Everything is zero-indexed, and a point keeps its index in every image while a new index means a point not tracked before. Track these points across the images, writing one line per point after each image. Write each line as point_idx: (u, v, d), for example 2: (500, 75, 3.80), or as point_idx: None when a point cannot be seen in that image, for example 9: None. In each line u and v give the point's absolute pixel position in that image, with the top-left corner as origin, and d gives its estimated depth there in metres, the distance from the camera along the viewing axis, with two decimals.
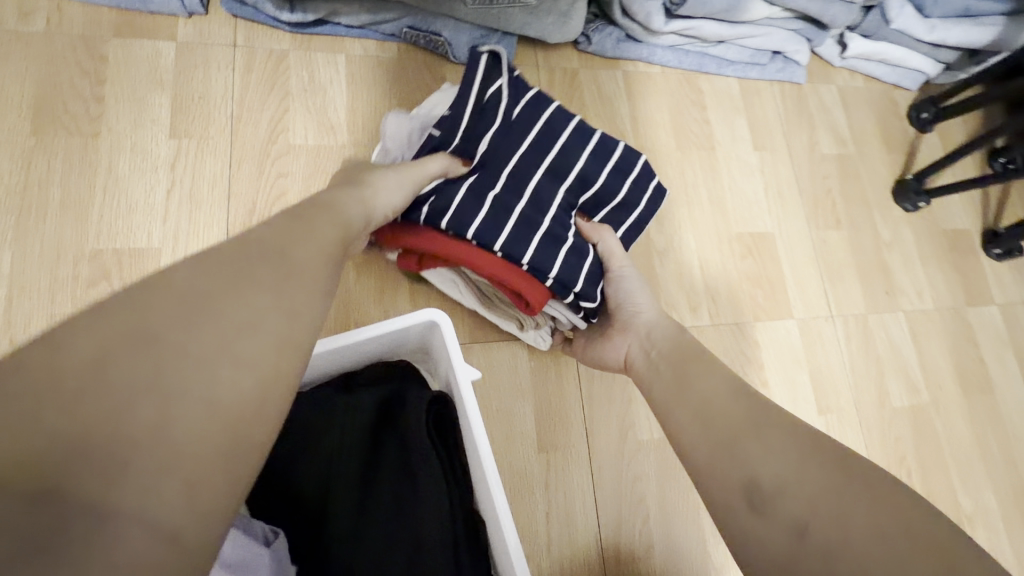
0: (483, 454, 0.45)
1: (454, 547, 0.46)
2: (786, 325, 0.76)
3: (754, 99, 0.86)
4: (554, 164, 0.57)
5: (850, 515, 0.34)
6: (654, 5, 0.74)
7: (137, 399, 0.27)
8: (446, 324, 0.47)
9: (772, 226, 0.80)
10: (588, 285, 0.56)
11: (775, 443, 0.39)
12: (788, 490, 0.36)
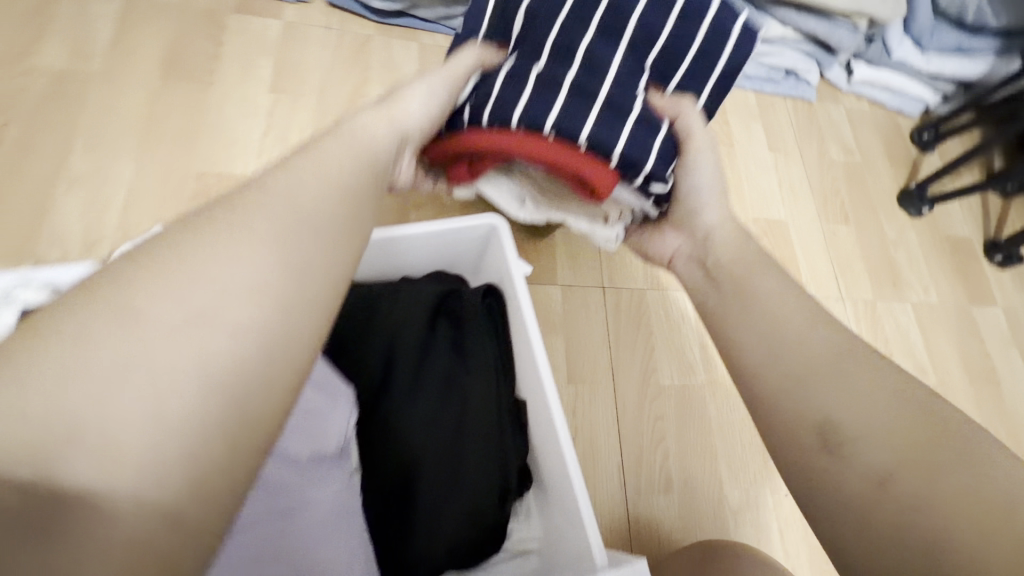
0: (531, 333, 0.51)
1: (499, 414, 0.52)
2: None
3: (768, 110, 0.96)
4: (603, 18, 0.45)
5: (946, 489, 0.30)
6: None
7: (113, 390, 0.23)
8: (504, 230, 0.54)
9: (785, 214, 0.88)
10: (660, 164, 0.47)
11: (870, 395, 0.34)
12: (872, 441, 0.32)
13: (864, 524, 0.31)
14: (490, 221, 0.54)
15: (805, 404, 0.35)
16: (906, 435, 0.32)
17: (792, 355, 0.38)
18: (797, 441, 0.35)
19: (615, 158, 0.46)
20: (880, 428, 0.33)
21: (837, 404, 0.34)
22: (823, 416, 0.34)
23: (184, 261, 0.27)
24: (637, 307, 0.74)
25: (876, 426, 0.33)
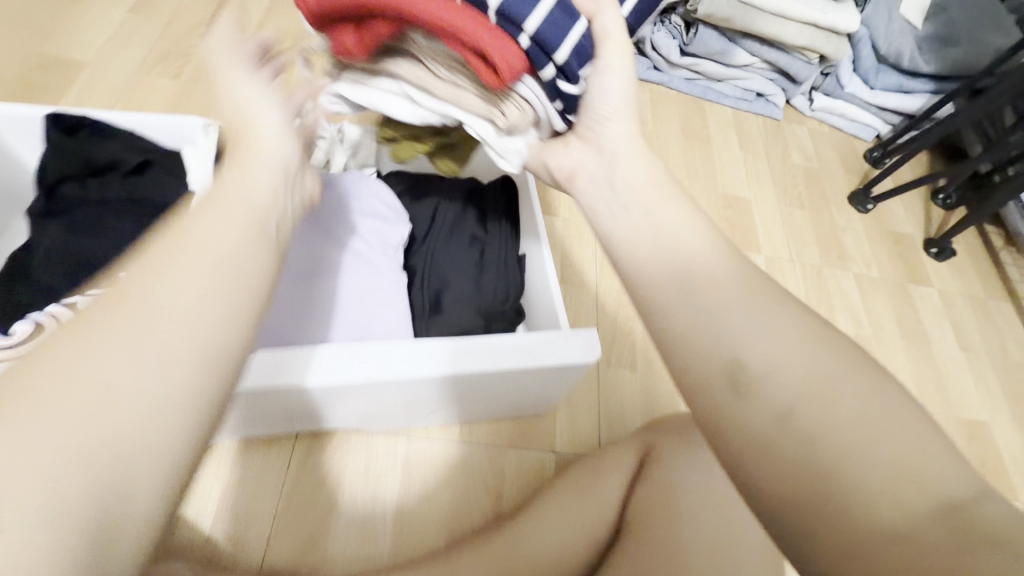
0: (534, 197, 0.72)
1: (509, 252, 0.71)
2: (755, 256, 1.01)
3: (742, 121, 1.21)
4: None
5: (860, 423, 0.29)
6: (673, 44, 1.13)
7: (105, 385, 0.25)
8: None
9: (749, 195, 1.09)
10: (573, 58, 0.42)
11: (770, 321, 0.33)
12: (778, 372, 0.31)
13: (780, 465, 0.29)
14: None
15: (734, 360, 0.32)
16: (815, 382, 0.30)
17: (702, 288, 0.35)
18: (736, 412, 0.31)
19: (524, 35, 0.40)
20: (806, 438, 0.29)
21: (752, 338, 0.32)
22: (735, 356, 0.32)
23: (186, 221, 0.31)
24: None
25: (815, 405, 0.30)
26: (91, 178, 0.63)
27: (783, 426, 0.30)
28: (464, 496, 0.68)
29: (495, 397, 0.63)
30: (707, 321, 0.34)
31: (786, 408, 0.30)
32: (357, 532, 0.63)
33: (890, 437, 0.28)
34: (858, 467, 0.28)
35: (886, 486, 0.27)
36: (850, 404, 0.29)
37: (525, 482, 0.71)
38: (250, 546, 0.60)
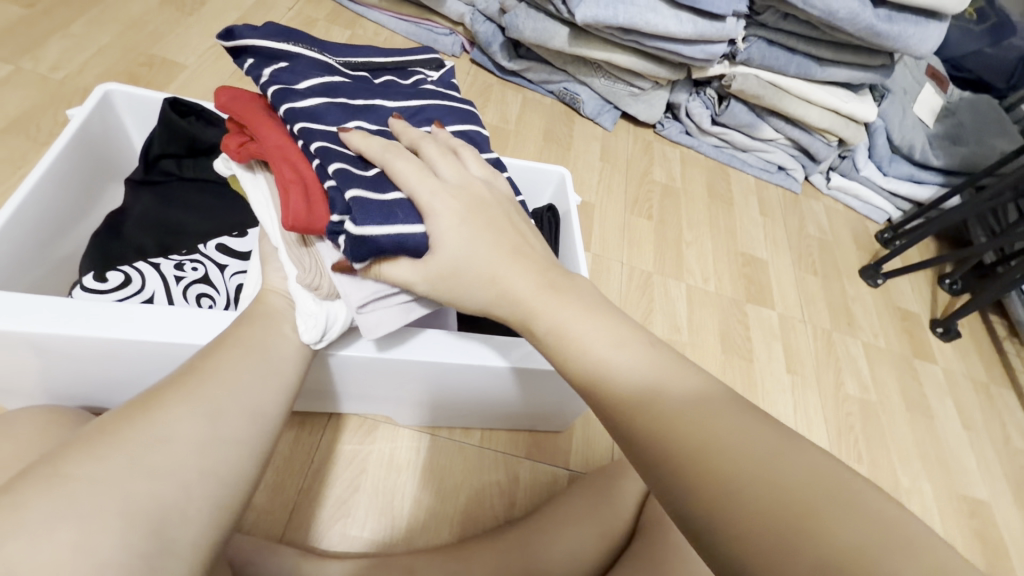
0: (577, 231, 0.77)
1: None
2: (769, 312, 1.06)
3: (763, 190, 1.29)
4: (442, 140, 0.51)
5: (812, 508, 0.30)
6: (705, 113, 1.23)
7: (174, 442, 0.36)
8: (567, 177, 0.85)
9: (766, 256, 1.16)
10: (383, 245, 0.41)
11: (713, 422, 0.35)
12: (728, 466, 0.33)
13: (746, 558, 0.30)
14: (559, 171, 0.84)
15: (670, 440, 0.34)
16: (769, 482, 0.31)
17: (646, 385, 0.37)
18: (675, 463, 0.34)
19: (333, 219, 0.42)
20: (727, 484, 0.32)
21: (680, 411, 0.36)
22: (666, 457, 0.34)
23: (178, 415, 0.38)
24: (644, 282, 1.01)
25: (732, 459, 0.33)
26: (188, 158, 0.70)
27: (708, 490, 0.32)
28: (479, 497, 0.71)
29: (522, 403, 0.67)
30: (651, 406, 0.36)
31: (719, 471, 0.32)
32: (375, 516, 0.66)
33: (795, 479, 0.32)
34: (756, 521, 0.31)
35: (803, 531, 0.29)
36: (750, 454, 0.33)
37: (538, 491, 0.73)
38: (273, 515, 0.63)
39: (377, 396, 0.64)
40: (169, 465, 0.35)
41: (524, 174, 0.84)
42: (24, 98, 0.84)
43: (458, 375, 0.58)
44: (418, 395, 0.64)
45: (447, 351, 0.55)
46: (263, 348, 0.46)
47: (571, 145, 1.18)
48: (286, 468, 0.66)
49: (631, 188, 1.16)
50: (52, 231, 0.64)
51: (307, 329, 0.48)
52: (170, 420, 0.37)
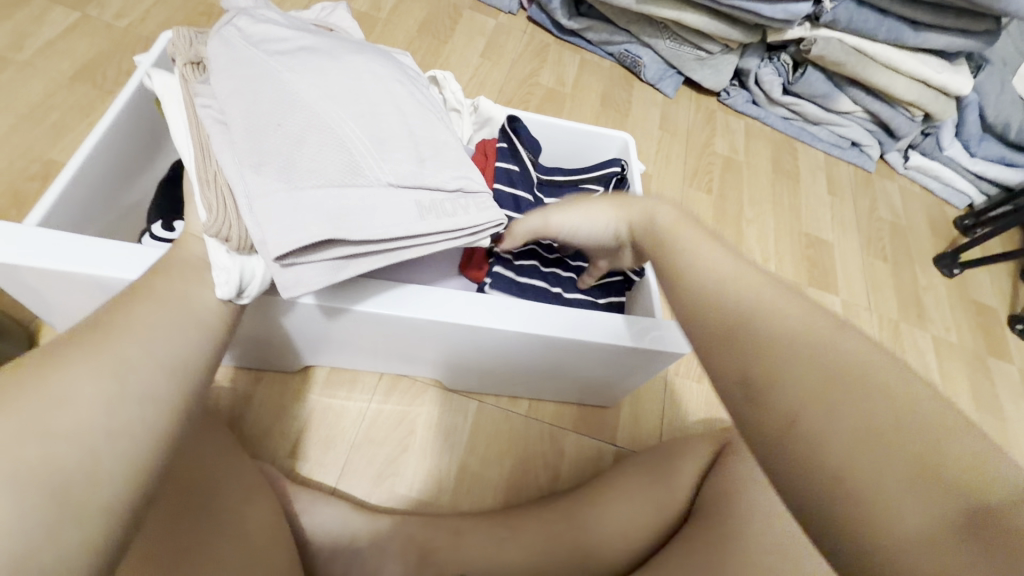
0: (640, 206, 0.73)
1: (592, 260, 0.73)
2: (833, 298, 1.00)
3: (833, 168, 1.21)
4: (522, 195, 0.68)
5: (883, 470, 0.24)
6: (777, 81, 1.15)
7: (90, 396, 0.34)
8: (632, 145, 0.81)
9: (832, 238, 1.09)
10: None
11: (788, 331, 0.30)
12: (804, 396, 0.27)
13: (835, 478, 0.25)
14: (623, 136, 0.81)
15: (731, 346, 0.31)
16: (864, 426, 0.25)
17: (727, 284, 0.34)
18: (740, 360, 0.30)
19: None
20: (786, 369, 0.28)
21: (758, 317, 0.31)
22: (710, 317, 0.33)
23: (86, 368, 0.35)
24: None
25: (810, 347, 0.28)
26: None
27: (757, 369, 0.29)
28: (524, 466, 0.70)
29: (572, 372, 0.65)
30: (721, 300, 0.33)
31: (789, 368, 0.28)
32: (423, 478, 0.67)
33: (878, 386, 0.26)
34: (834, 421, 0.25)
35: (880, 438, 0.24)
36: (834, 350, 0.28)
37: (583, 465, 0.72)
38: (326, 469, 0.64)
39: (435, 360, 0.65)
40: (90, 420, 0.33)
41: (587, 139, 0.80)
42: (91, 46, 0.85)
43: (500, 341, 0.57)
44: (460, 355, 0.63)
45: (491, 314, 0.54)
46: (185, 305, 0.44)
47: (630, 111, 1.13)
48: (339, 425, 0.67)
49: (690, 160, 1.10)
50: (118, 178, 0.65)
51: (220, 284, 0.47)
52: (82, 371, 0.35)
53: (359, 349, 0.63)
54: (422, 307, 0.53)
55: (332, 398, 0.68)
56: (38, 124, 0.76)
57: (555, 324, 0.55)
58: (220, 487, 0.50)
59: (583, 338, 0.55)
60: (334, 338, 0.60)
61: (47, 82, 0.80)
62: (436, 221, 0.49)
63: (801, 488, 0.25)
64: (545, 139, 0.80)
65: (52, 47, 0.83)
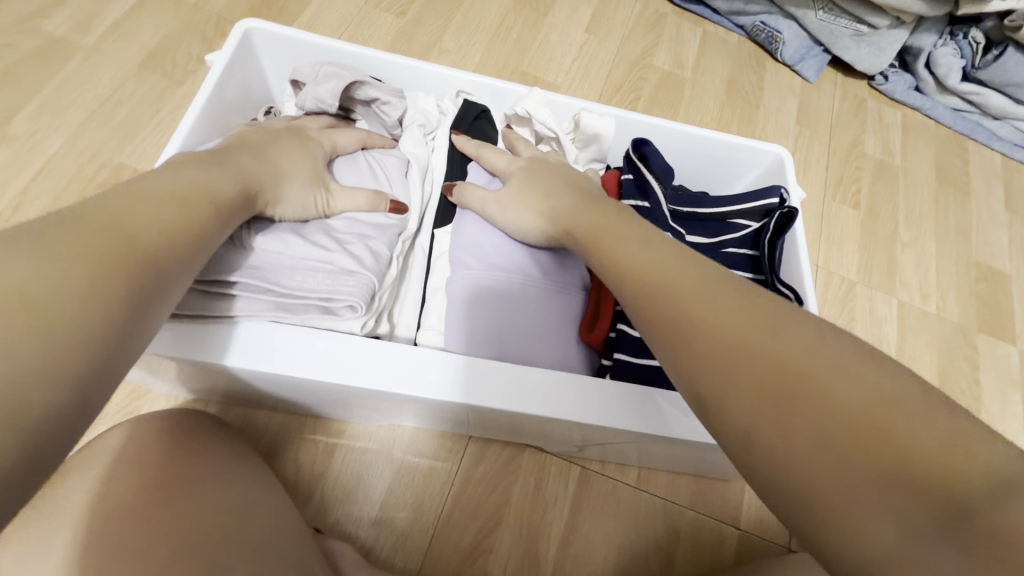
0: (800, 245, 0.58)
1: None
2: (1007, 349, 0.81)
3: (1014, 176, 0.96)
4: None
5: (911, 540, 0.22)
6: (958, 64, 0.92)
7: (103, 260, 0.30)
8: (787, 161, 0.64)
9: (1010, 269, 0.88)
10: None
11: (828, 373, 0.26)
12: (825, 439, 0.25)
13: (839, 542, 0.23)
14: (778, 150, 0.65)
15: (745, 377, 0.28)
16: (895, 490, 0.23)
17: (707, 311, 0.31)
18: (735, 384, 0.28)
19: None
20: (747, 373, 0.28)
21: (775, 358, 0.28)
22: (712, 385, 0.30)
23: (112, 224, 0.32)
24: (844, 293, 0.80)
25: (760, 342, 0.29)
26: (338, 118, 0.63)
27: (779, 418, 0.26)
28: (635, 547, 0.61)
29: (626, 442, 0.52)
30: (688, 314, 0.32)
31: (750, 377, 0.28)
32: (518, 557, 0.58)
33: (849, 374, 0.26)
34: (851, 481, 0.24)
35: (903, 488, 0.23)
36: (798, 347, 0.28)
37: (699, 552, 0.61)
38: (412, 543, 0.57)
39: (475, 421, 0.54)
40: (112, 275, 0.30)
41: (731, 152, 0.65)
42: (160, 27, 0.76)
43: (535, 419, 0.47)
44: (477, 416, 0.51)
45: (520, 394, 0.43)
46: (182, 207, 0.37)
47: (760, 100, 0.93)
48: (428, 489, 0.59)
49: (833, 164, 0.90)
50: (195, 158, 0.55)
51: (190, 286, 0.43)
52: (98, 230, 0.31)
53: (461, 420, 0.54)
54: (409, 366, 0.43)
55: (418, 457, 0.60)
56: (109, 121, 0.69)
57: (612, 412, 0.44)
58: (187, 488, 0.43)
59: (645, 428, 0.44)
60: (433, 411, 0.52)
61: (115, 71, 0.72)
62: (340, 284, 0.46)
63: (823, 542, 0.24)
64: (676, 153, 0.67)
65: (120, 28, 0.75)
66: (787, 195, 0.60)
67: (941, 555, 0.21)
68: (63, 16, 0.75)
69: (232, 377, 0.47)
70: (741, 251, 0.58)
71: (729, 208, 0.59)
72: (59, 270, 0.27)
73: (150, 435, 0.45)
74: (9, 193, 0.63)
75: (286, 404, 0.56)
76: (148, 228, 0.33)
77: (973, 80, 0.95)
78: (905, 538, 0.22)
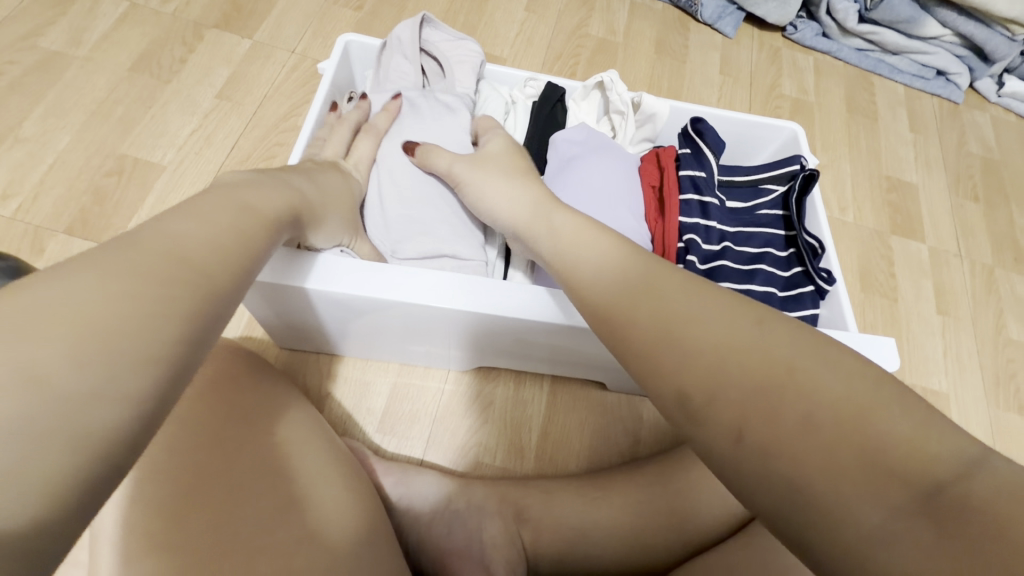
0: (819, 204, 0.69)
1: (773, 252, 0.66)
2: (917, 246, 0.93)
3: (915, 102, 1.09)
4: (707, 203, 0.65)
5: (784, 423, 0.28)
6: (853, 8, 1.05)
7: (119, 304, 0.26)
8: (801, 136, 0.75)
9: (916, 180, 1.00)
10: None
11: (698, 305, 0.34)
12: (714, 348, 0.32)
13: (736, 419, 0.29)
14: (793, 126, 0.76)
15: (645, 300, 0.36)
16: (760, 373, 0.30)
17: (609, 268, 0.40)
18: (632, 306, 0.37)
19: None
20: (723, 364, 0.31)
21: (651, 281, 0.37)
22: (617, 297, 0.38)
23: (105, 261, 0.28)
24: None
25: (650, 280, 0.37)
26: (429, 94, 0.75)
27: (645, 322, 0.35)
28: (604, 431, 0.70)
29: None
30: (656, 296, 0.36)
31: (652, 331, 0.34)
32: (505, 447, 0.68)
33: (762, 348, 0.31)
34: (725, 380, 0.30)
35: (763, 384, 0.29)
36: (833, 383, 0.29)
37: (663, 432, 0.71)
38: (412, 442, 0.66)
39: (498, 350, 0.63)
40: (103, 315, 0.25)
41: (754, 129, 0.76)
42: (145, 35, 0.85)
43: (534, 330, 0.55)
44: (496, 342, 0.60)
45: (526, 308, 0.52)
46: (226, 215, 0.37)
47: (686, 57, 1.05)
48: (421, 401, 0.69)
49: (755, 106, 1.02)
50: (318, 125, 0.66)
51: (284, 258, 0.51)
52: (88, 273, 0.26)
53: (460, 347, 0.63)
54: (433, 290, 0.51)
55: (412, 373, 0.70)
56: (107, 119, 0.78)
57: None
58: (248, 456, 0.46)
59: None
60: (453, 338, 0.60)
61: (108, 75, 0.81)
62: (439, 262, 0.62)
63: (721, 427, 0.30)
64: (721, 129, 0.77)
65: (109, 39, 0.84)
66: (806, 162, 0.71)
67: (869, 494, 0.26)
68: (55, 32, 0.83)
69: (314, 314, 0.57)
70: (773, 212, 0.68)
71: (760, 175, 0.70)
72: (83, 303, 0.25)
73: (250, 361, 0.55)
74: (28, 185, 0.72)
75: (360, 346, 0.66)
76: (173, 261, 0.30)
77: (870, 22, 1.08)
78: (821, 481, 0.26)
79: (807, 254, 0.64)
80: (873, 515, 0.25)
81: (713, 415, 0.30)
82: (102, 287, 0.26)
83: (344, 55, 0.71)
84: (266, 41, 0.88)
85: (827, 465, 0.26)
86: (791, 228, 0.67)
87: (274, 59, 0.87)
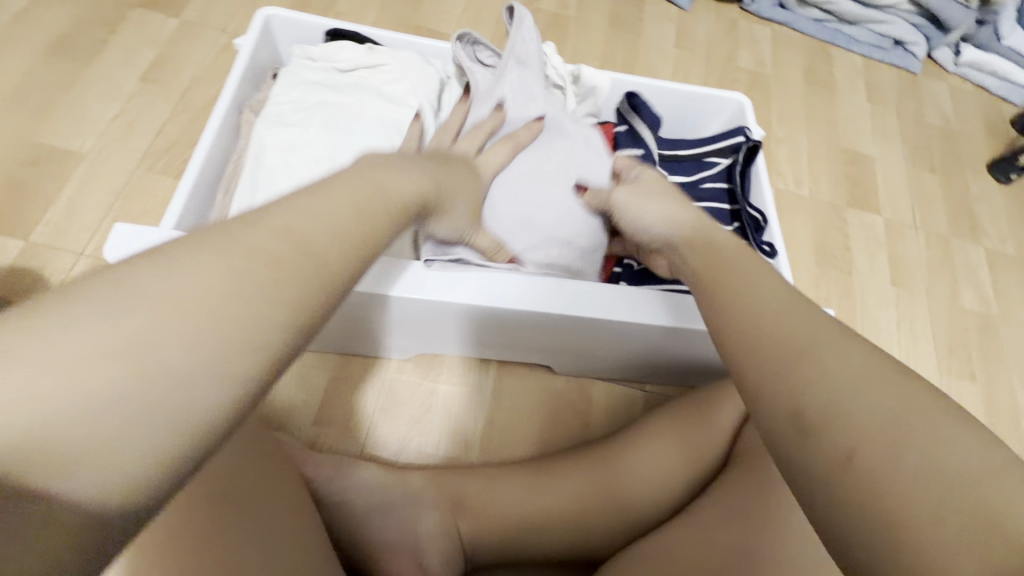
0: (763, 175, 0.67)
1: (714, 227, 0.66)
2: (874, 219, 0.92)
3: (874, 73, 1.08)
4: None
5: (896, 453, 0.26)
6: None
7: (161, 354, 0.23)
8: (747, 107, 0.74)
9: (873, 152, 0.99)
10: None
11: (842, 345, 0.32)
12: (856, 379, 0.30)
13: (835, 435, 0.28)
14: (739, 98, 0.74)
15: (744, 316, 0.37)
16: (869, 400, 0.29)
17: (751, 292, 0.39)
18: (758, 325, 0.36)
19: None
20: (868, 400, 0.29)
21: (767, 305, 0.37)
22: (746, 312, 0.37)
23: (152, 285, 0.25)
24: None
25: (768, 306, 0.37)
26: None
27: (748, 334, 0.36)
28: (553, 416, 0.69)
29: (672, 355, 0.61)
30: (755, 316, 0.36)
31: (763, 341, 0.35)
32: (449, 436, 0.66)
33: (916, 402, 0.29)
34: (847, 402, 0.29)
35: (882, 412, 0.28)
36: (941, 427, 0.27)
37: (615, 414, 0.70)
38: (353, 434, 0.64)
39: (512, 343, 0.62)
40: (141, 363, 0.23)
41: (699, 102, 0.75)
42: (64, 16, 0.80)
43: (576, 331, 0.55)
44: (513, 338, 0.60)
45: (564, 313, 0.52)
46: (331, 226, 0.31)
47: (641, 30, 1.02)
48: (361, 390, 0.66)
49: (712, 80, 1.00)
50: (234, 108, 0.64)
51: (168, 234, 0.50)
52: (115, 302, 0.24)
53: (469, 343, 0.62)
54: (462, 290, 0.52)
55: (351, 362, 0.67)
56: (21, 105, 0.73)
57: (649, 319, 0.54)
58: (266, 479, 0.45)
59: (677, 325, 0.54)
60: (470, 333, 0.60)
61: (22, 58, 0.76)
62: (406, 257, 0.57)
63: (821, 443, 0.28)
64: (664, 103, 0.75)
65: (24, 19, 0.79)
66: (751, 133, 0.70)
67: (946, 529, 0.24)
68: None
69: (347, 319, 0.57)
70: (717, 185, 0.67)
71: (704, 148, 0.69)
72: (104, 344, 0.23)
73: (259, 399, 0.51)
74: None
75: (371, 349, 0.65)
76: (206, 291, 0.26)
77: None
78: (910, 508, 0.25)
79: (748, 226, 0.63)
80: (953, 553, 0.23)
81: (814, 430, 0.29)
82: (184, 301, 0.25)
83: (263, 30, 0.68)
84: (195, 20, 0.84)
85: (899, 486, 0.26)
86: (734, 201, 0.66)
87: (204, 39, 0.82)
